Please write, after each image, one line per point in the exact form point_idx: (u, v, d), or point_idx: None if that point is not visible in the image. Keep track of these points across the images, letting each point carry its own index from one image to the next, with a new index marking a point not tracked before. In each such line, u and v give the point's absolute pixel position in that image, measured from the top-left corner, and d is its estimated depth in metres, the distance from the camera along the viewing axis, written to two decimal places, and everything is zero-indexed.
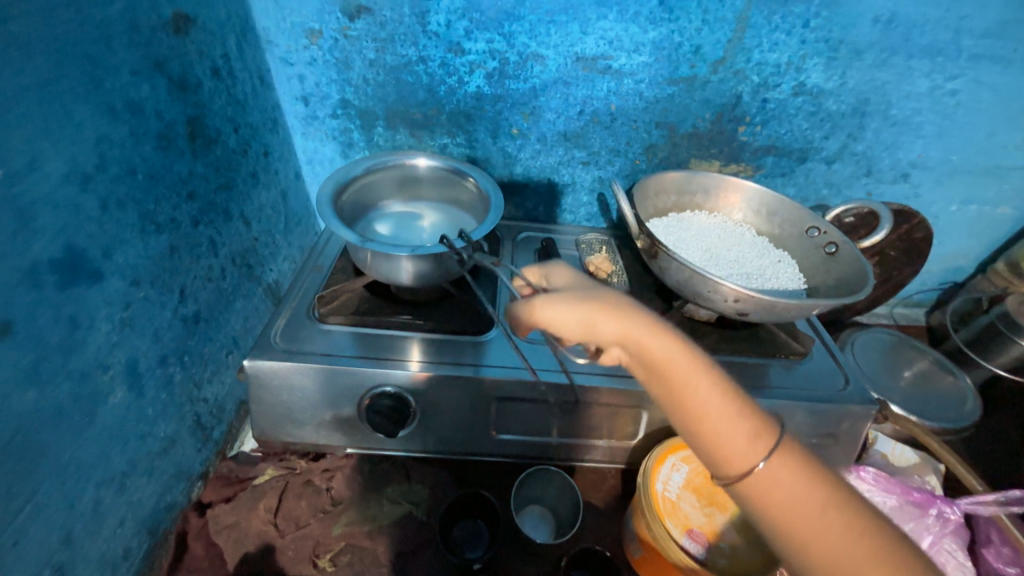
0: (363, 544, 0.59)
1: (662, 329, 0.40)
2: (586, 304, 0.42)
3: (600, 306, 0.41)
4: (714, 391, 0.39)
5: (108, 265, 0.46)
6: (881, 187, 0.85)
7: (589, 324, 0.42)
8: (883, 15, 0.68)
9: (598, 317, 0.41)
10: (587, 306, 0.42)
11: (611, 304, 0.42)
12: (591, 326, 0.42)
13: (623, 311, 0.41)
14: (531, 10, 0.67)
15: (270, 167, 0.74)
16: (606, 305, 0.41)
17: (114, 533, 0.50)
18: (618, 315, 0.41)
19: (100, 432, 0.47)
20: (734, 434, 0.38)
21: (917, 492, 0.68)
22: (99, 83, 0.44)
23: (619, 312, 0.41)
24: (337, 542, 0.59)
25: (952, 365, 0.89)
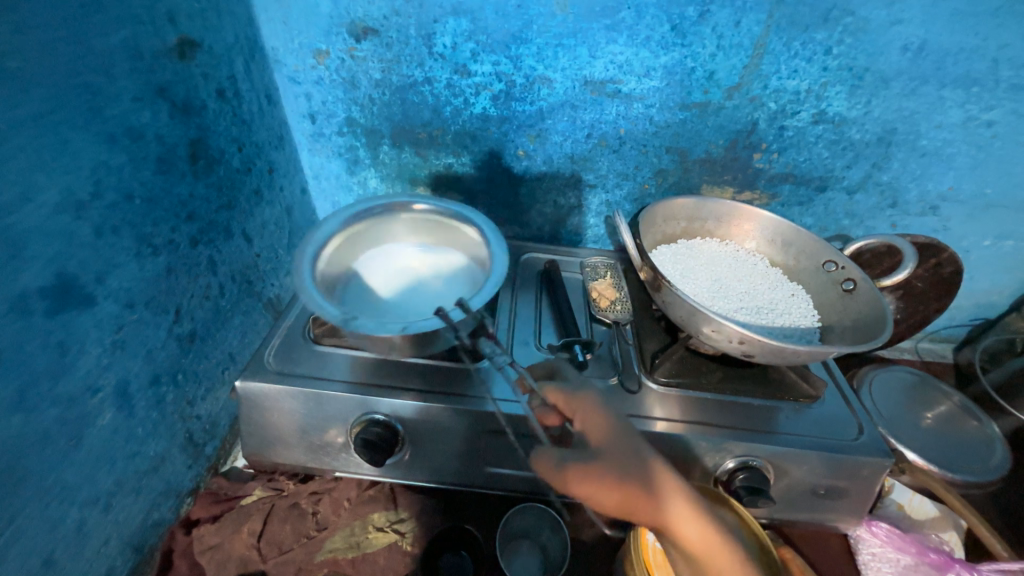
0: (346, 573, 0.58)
1: (695, 515, 0.45)
2: (624, 487, 0.46)
3: (641, 493, 0.46)
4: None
5: (101, 290, 0.47)
6: (907, 219, 0.80)
7: (628, 509, 0.46)
8: (913, 43, 0.64)
9: (638, 507, 0.46)
10: (627, 491, 0.46)
11: (652, 496, 0.46)
12: (630, 510, 0.46)
13: (662, 502, 0.46)
14: (539, 33, 0.66)
15: (275, 184, 0.75)
16: (647, 495, 0.46)
17: (98, 552, 0.51)
18: (658, 502, 0.45)
19: (87, 454, 0.48)
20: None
21: (934, 553, 0.63)
22: (99, 112, 0.45)
23: (657, 502, 0.45)
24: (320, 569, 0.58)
25: (978, 409, 0.83)
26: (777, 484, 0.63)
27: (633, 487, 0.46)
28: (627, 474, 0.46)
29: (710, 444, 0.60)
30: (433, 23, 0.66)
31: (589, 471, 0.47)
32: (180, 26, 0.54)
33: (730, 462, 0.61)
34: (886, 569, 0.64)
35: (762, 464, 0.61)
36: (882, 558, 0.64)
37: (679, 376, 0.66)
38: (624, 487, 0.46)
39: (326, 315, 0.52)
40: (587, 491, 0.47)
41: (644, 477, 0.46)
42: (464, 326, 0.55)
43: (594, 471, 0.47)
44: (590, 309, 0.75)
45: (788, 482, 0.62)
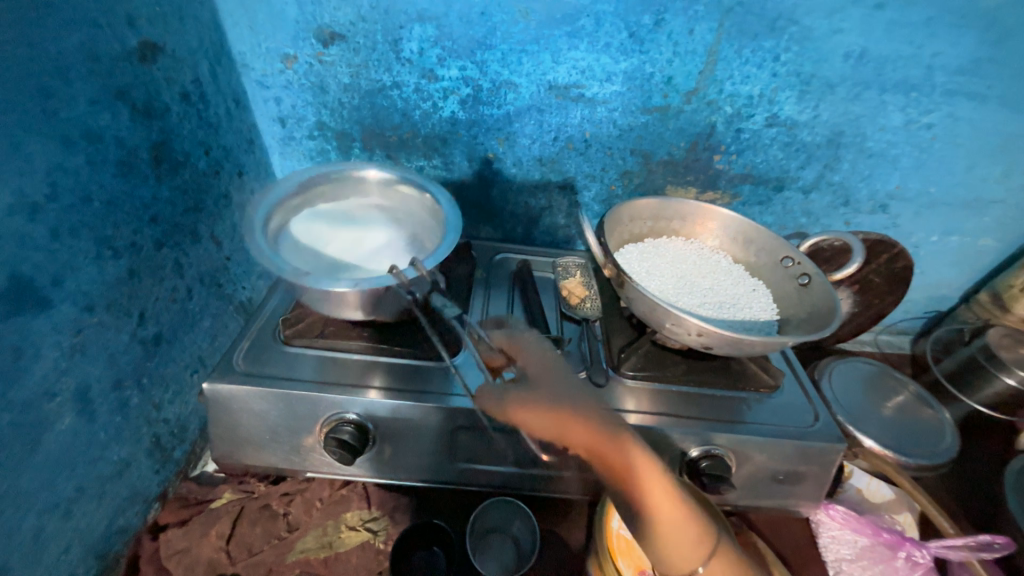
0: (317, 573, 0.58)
1: (624, 438, 0.49)
2: (554, 410, 0.51)
3: (568, 415, 0.51)
4: (670, 502, 0.47)
5: (59, 292, 0.47)
6: (859, 217, 0.85)
7: (565, 432, 0.50)
8: (854, 51, 0.68)
9: (568, 427, 0.50)
10: (556, 413, 0.51)
11: (587, 418, 0.50)
12: (566, 433, 0.50)
13: (595, 422, 0.50)
14: (503, 40, 0.68)
15: (245, 187, 0.75)
16: (581, 416, 0.51)
17: (57, 559, 0.50)
18: (584, 424, 0.50)
19: (44, 460, 0.47)
20: (681, 536, 0.47)
21: (886, 533, 0.66)
22: (54, 114, 0.45)
23: (590, 422, 0.50)
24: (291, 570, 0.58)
25: (932, 398, 0.87)
26: (739, 471, 0.65)
27: (566, 410, 0.51)
28: (560, 398, 0.53)
29: (673, 434, 0.62)
30: (399, 29, 0.67)
31: (527, 395, 0.53)
32: (140, 30, 0.54)
33: (694, 451, 0.63)
34: (844, 551, 0.67)
35: (724, 453, 0.63)
36: (841, 540, 0.67)
37: (645, 370, 0.68)
38: (558, 409, 0.51)
39: (279, 271, 0.54)
40: (527, 415, 0.52)
41: (579, 403, 0.52)
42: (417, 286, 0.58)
43: (525, 395, 0.53)
44: (560, 306, 0.77)
45: (750, 469, 0.65)
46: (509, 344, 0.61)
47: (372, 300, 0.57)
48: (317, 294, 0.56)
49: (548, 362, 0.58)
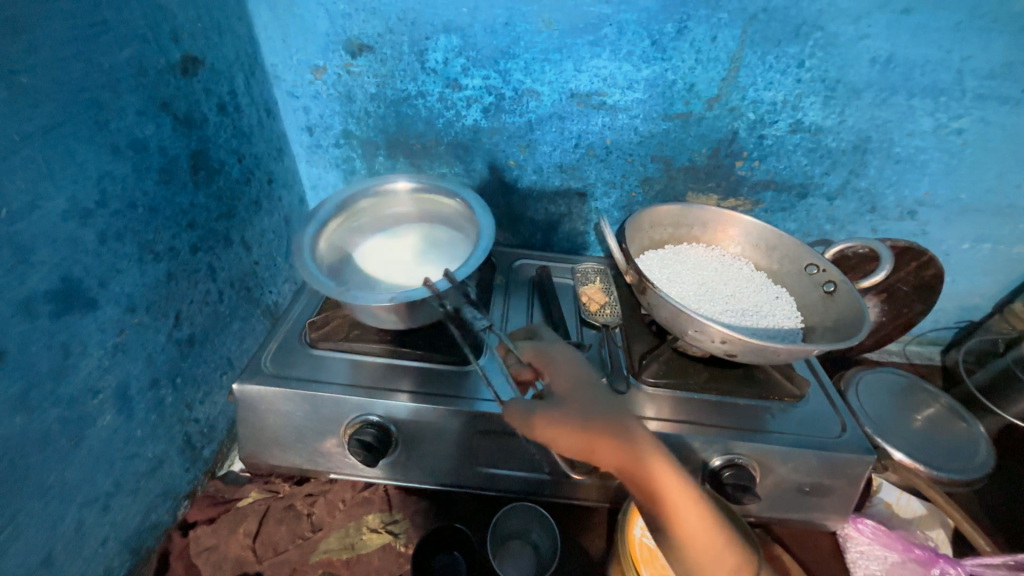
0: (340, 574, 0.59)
1: (660, 460, 0.46)
2: (586, 429, 0.47)
3: (601, 435, 0.47)
4: (713, 535, 0.45)
5: (104, 294, 0.49)
6: (886, 223, 0.83)
7: (595, 453, 0.47)
8: (881, 56, 0.67)
9: (601, 445, 0.46)
10: (588, 432, 0.47)
11: (620, 438, 0.47)
12: (595, 454, 0.47)
13: (628, 440, 0.46)
14: (526, 49, 0.69)
15: (274, 194, 0.77)
16: (613, 436, 0.46)
17: (95, 553, 0.52)
18: (617, 444, 0.46)
19: (87, 454, 0.49)
20: (726, 573, 0.44)
21: (918, 549, 0.64)
22: (105, 125, 0.47)
23: (622, 443, 0.46)
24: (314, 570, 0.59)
25: (964, 410, 0.84)
26: (763, 482, 0.64)
27: (600, 430, 0.47)
28: (593, 416, 0.48)
29: (696, 443, 0.62)
30: (425, 40, 0.69)
31: (554, 412, 0.48)
32: (183, 44, 0.57)
33: (717, 460, 0.62)
34: (874, 567, 0.65)
35: (749, 462, 0.62)
36: (870, 555, 0.65)
37: (666, 377, 0.68)
38: (591, 429, 0.47)
39: (323, 289, 0.57)
40: (552, 433, 0.48)
41: (613, 421, 0.48)
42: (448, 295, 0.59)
43: (556, 412, 0.48)
44: (580, 312, 0.77)
45: (774, 480, 0.64)
46: (538, 356, 0.55)
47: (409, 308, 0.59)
48: (360, 307, 0.59)
49: (584, 375, 0.52)
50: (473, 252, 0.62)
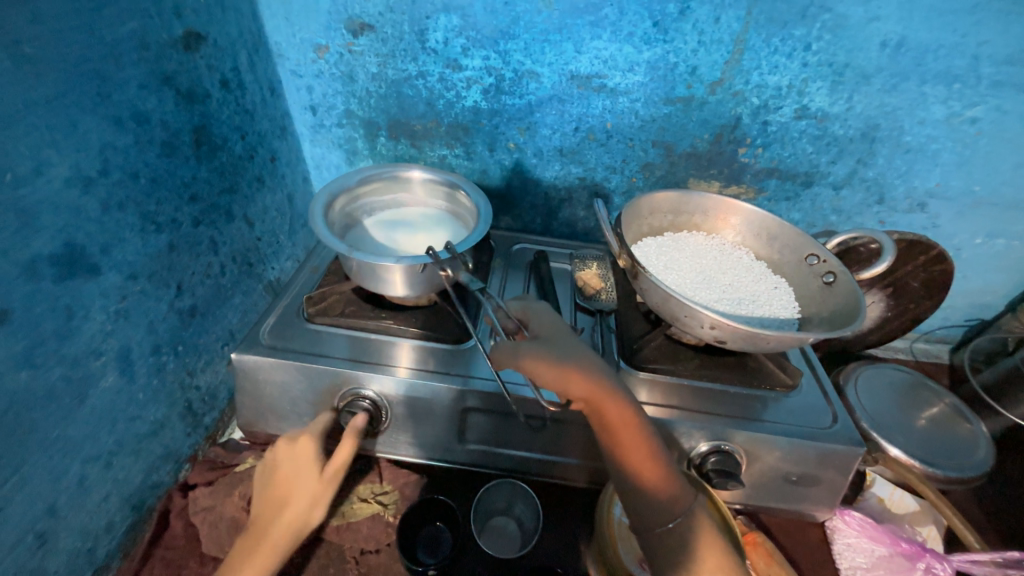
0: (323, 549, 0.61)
1: (620, 394, 0.48)
2: (560, 362, 0.49)
3: (572, 368, 0.48)
4: (654, 463, 0.47)
5: (106, 261, 0.51)
6: (895, 215, 0.81)
7: (566, 384, 0.48)
8: (892, 39, 0.65)
9: (571, 377, 0.48)
10: (560, 364, 0.48)
11: (589, 370, 0.49)
12: (565, 385, 0.48)
13: (596, 373, 0.48)
14: (526, 29, 0.69)
15: (277, 172, 0.79)
16: (583, 367, 0.48)
17: (98, 506, 0.55)
18: (586, 378, 0.48)
19: (90, 412, 0.52)
20: (659, 493, 0.47)
21: (906, 543, 0.64)
22: (107, 96, 0.49)
23: (591, 375, 0.48)
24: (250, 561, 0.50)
25: (969, 410, 0.82)
26: (749, 469, 0.64)
27: (573, 363, 0.49)
28: (567, 353, 0.50)
29: (683, 427, 0.62)
30: (425, 19, 0.69)
31: (534, 346, 0.50)
32: (186, 20, 0.58)
33: (703, 445, 0.63)
34: (860, 560, 0.65)
35: (735, 450, 0.62)
36: (857, 548, 0.65)
37: (656, 362, 0.68)
38: (564, 362, 0.49)
39: (333, 248, 0.59)
40: (530, 364, 0.50)
41: (588, 358, 0.50)
42: (450, 265, 0.61)
43: (535, 348, 0.50)
44: (576, 297, 0.77)
45: (760, 467, 0.63)
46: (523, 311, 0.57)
47: (412, 276, 0.61)
48: (366, 269, 0.61)
49: (562, 324, 0.55)
50: (478, 227, 0.65)
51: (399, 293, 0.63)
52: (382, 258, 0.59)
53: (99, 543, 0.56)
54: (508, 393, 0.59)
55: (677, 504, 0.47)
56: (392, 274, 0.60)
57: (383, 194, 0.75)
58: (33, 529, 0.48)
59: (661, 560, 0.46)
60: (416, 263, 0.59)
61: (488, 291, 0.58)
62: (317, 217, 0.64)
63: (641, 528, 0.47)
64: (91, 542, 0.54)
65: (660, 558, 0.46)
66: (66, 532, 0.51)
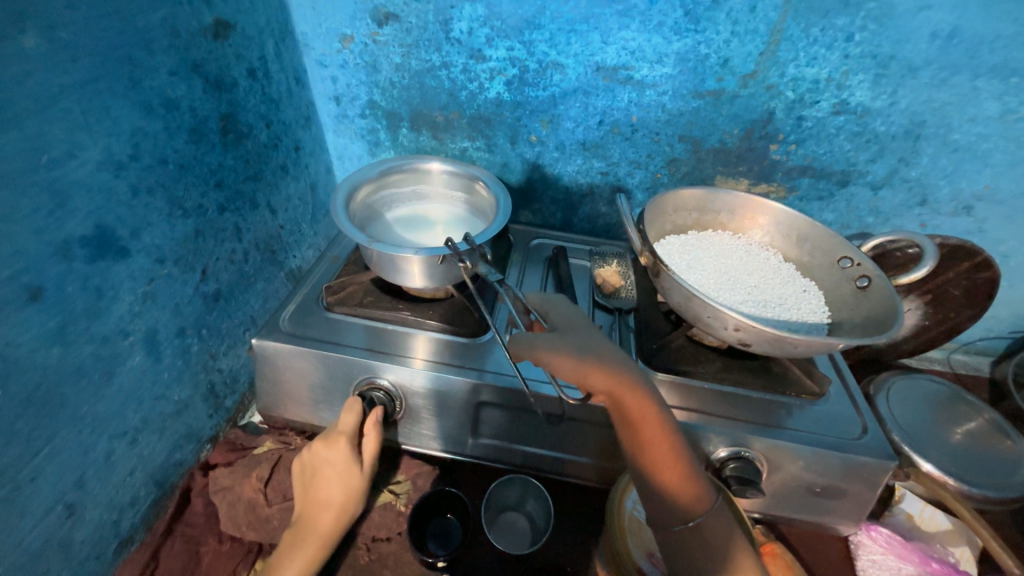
0: (345, 547, 0.61)
1: (642, 389, 0.46)
2: (580, 354, 0.47)
3: (592, 360, 0.47)
4: (674, 460, 0.46)
5: (135, 244, 0.52)
6: (938, 218, 0.76)
7: (587, 377, 0.47)
8: (943, 30, 0.61)
9: (591, 370, 0.46)
10: (581, 356, 0.47)
11: (611, 363, 0.47)
12: (584, 378, 0.47)
13: (617, 367, 0.47)
14: (552, 19, 0.67)
15: (301, 161, 0.80)
16: (604, 361, 0.47)
17: (124, 481, 0.57)
18: (607, 371, 0.46)
19: (117, 391, 0.53)
20: (678, 491, 0.46)
21: (936, 562, 0.61)
22: (138, 82, 0.50)
23: (613, 369, 0.46)
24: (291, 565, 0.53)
25: (1012, 428, 0.77)
26: (770, 478, 0.61)
27: (593, 356, 0.47)
28: (587, 345, 0.48)
29: (702, 431, 0.60)
30: (450, 9, 0.68)
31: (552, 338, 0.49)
32: (215, 8, 0.59)
33: (722, 451, 0.60)
34: None
35: (756, 457, 0.60)
36: (882, 565, 0.62)
37: (676, 364, 0.66)
38: (582, 355, 0.47)
39: (354, 238, 0.59)
40: (548, 356, 0.48)
41: (608, 351, 0.48)
42: (469, 256, 0.60)
43: (553, 341, 0.49)
44: (595, 294, 0.76)
45: (782, 476, 0.61)
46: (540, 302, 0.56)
47: (431, 268, 0.61)
48: (386, 260, 0.61)
49: (579, 315, 0.54)
50: (498, 219, 0.64)
51: (418, 284, 0.63)
52: (401, 248, 0.59)
53: (124, 517, 0.58)
54: (527, 389, 0.58)
55: (698, 502, 0.46)
56: (411, 266, 0.60)
57: (405, 187, 0.75)
58: (61, 500, 0.49)
59: (680, 558, 0.45)
60: (435, 254, 0.59)
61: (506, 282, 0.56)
62: (338, 209, 0.64)
63: (659, 525, 0.47)
64: (116, 515, 0.56)
65: (679, 556, 0.45)
66: (93, 504, 0.53)
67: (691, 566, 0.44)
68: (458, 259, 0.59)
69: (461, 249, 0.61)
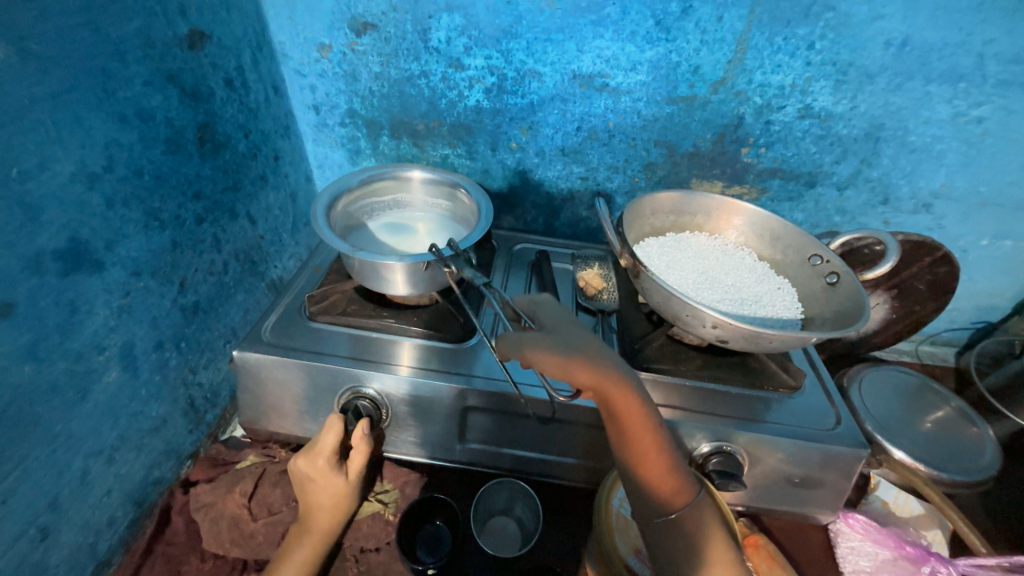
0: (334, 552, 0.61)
1: (629, 386, 0.47)
2: (568, 352, 0.47)
3: (580, 358, 0.47)
4: (658, 454, 0.47)
5: (110, 256, 0.51)
6: (899, 216, 0.80)
7: (574, 375, 0.47)
8: (896, 39, 0.64)
9: (579, 367, 0.46)
10: (568, 354, 0.47)
11: (598, 360, 0.47)
12: (572, 375, 0.47)
13: (605, 363, 0.47)
14: (529, 28, 0.69)
15: (280, 170, 0.79)
16: (591, 357, 0.47)
17: (100, 501, 0.55)
18: (594, 368, 0.46)
19: (92, 408, 0.52)
20: (661, 484, 0.47)
21: (910, 546, 0.62)
22: (112, 93, 0.49)
23: (600, 365, 0.47)
24: (294, 560, 0.55)
25: (975, 414, 0.81)
26: (751, 471, 0.63)
27: (580, 353, 0.47)
28: (575, 342, 0.48)
29: (684, 427, 0.61)
30: (428, 19, 0.69)
31: (540, 338, 0.48)
32: (190, 18, 0.58)
33: (705, 446, 0.62)
34: (863, 563, 0.64)
35: (738, 451, 0.61)
36: (860, 552, 0.64)
37: (658, 363, 0.67)
38: (570, 353, 0.47)
39: (337, 248, 0.59)
40: (536, 355, 0.48)
41: (595, 348, 0.48)
42: (454, 262, 0.61)
43: (541, 339, 0.48)
44: (577, 297, 0.77)
45: (762, 469, 0.63)
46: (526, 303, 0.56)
47: (414, 275, 0.61)
48: (369, 268, 0.61)
49: (566, 313, 0.54)
50: (480, 225, 0.65)
51: (402, 291, 0.63)
52: (385, 256, 0.59)
53: (100, 539, 0.56)
54: (521, 392, 0.59)
55: (680, 495, 0.47)
56: (395, 273, 0.60)
57: (385, 196, 0.75)
58: (34, 523, 0.48)
59: (661, 549, 0.46)
60: (419, 261, 0.59)
61: (492, 285, 0.57)
62: (320, 219, 0.64)
63: (642, 517, 0.48)
64: (91, 537, 0.55)
65: (660, 547, 0.46)
66: (67, 527, 0.51)
67: (671, 554, 0.46)
68: (443, 265, 0.59)
69: (446, 255, 0.61)
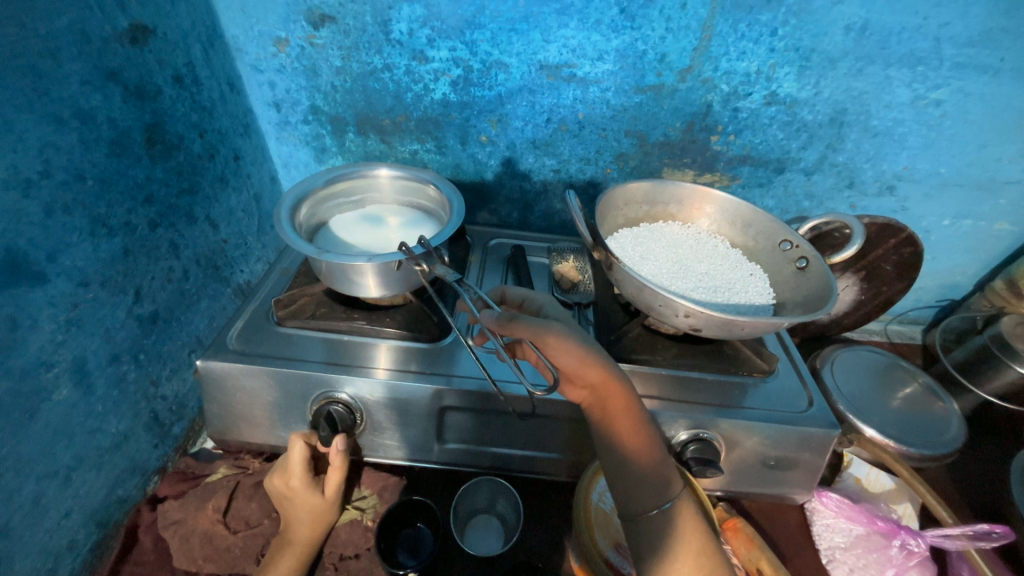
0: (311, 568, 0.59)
1: (627, 383, 0.49)
2: (579, 348, 0.47)
3: (590, 354, 0.47)
4: (648, 447, 0.49)
5: (53, 267, 0.48)
6: (865, 199, 0.82)
7: (582, 370, 0.47)
8: (856, 23, 0.65)
9: (587, 363, 0.47)
10: (580, 349, 0.47)
11: (605, 357, 0.48)
12: (582, 370, 0.47)
13: (609, 360, 0.48)
14: (492, 19, 0.67)
15: (241, 171, 0.76)
16: (599, 356, 0.48)
17: (58, 524, 0.52)
18: (600, 365, 0.47)
19: (42, 429, 0.49)
20: (652, 476, 0.48)
21: (882, 521, 0.64)
22: (45, 93, 0.46)
23: (606, 363, 0.48)
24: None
25: (940, 389, 0.84)
26: (729, 456, 0.64)
27: (590, 349, 0.48)
28: (586, 340, 0.49)
29: (662, 417, 0.61)
30: (388, 10, 0.67)
31: (558, 327, 0.47)
32: (131, 12, 0.55)
33: (683, 434, 0.62)
34: (838, 539, 0.65)
35: (714, 437, 0.62)
36: (835, 528, 0.65)
37: (634, 353, 0.67)
38: (584, 348, 0.47)
39: (301, 250, 0.57)
40: (554, 345, 0.47)
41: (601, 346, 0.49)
42: (426, 260, 0.59)
43: (561, 332, 0.47)
44: (554, 290, 0.76)
45: (740, 453, 0.64)
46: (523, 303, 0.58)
47: (386, 275, 0.60)
48: (337, 270, 0.59)
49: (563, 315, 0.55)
50: (451, 221, 0.63)
51: (373, 292, 0.61)
52: (352, 257, 0.57)
53: (60, 564, 0.53)
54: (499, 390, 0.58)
55: (667, 488, 0.48)
56: (364, 275, 0.59)
57: (353, 194, 0.74)
58: None
59: (649, 543, 0.47)
60: (388, 261, 0.57)
61: (465, 282, 0.55)
62: (283, 219, 0.61)
63: (631, 511, 0.48)
64: (50, 563, 0.52)
65: (648, 542, 0.47)
66: (21, 553, 0.49)
67: (658, 546, 0.46)
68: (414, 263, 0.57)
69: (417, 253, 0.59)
